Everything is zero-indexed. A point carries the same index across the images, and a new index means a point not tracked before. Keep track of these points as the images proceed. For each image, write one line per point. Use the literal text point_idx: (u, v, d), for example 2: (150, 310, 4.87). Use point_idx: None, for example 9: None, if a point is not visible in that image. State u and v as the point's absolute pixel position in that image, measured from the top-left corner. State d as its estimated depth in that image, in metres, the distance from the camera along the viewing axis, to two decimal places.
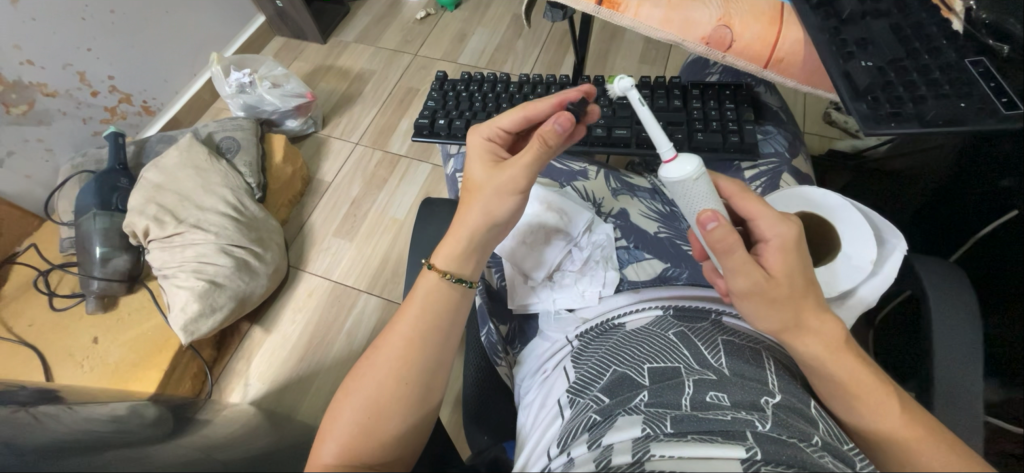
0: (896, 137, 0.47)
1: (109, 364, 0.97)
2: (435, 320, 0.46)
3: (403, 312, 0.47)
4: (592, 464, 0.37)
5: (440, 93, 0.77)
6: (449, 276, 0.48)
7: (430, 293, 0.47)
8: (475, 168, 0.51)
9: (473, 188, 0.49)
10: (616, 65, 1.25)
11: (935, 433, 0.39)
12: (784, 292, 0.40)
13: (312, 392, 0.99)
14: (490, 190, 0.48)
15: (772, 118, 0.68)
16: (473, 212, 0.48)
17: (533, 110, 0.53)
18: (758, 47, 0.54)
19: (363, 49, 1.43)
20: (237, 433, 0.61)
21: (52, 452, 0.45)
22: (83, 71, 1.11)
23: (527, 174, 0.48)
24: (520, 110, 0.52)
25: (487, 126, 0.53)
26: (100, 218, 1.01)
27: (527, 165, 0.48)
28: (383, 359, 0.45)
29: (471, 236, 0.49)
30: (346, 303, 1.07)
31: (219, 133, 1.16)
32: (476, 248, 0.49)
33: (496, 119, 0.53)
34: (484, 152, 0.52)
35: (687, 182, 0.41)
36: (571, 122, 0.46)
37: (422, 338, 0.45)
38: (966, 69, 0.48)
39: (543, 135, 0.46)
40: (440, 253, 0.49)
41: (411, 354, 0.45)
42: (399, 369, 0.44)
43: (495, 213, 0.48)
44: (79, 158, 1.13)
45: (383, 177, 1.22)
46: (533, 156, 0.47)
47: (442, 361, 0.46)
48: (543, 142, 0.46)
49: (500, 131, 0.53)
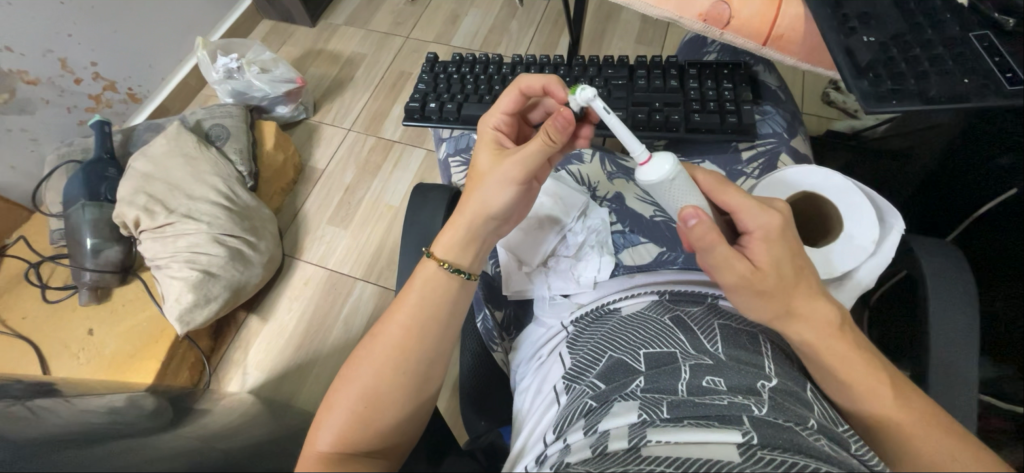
0: (897, 116, 0.46)
1: (105, 355, 0.96)
2: (432, 309, 0.46)
3: (398, 301, 0.47)
4: (589, 451, 0.37)
5: (431, 76, 0.75)
6: (447, 266, 0.47)
7: (425, 280, 0.47)
8: (480, 158, 0.50)
9: (476, 178, 0.49)
10: (612, 45, 1.22)
11: (927, 413, 0.39)
12: (770, 282, 0.39)
13: (311, 380, 0.99)
14: (492, 180, 0.47)
15: (771, 97, 0.66)
16: (472, 204, 0.48)
17: (526, 86, 0.51)
18: (757, 24, 0.53)
19: (353, 32, 1.39)
20: (235, 423, 0.61)
21: (47, 445, 0.45)
22: (65, 57, 1.08)
23: (527, 165, 0.47)
24: (514, 88, 0.52)
25: (492, 114, 0.53)
26: (89, 209, 1.00)
27: (528, 156, 0.46)
28: (378, 348, 0.44)
29: (470, 223, 0.48)
30: (342, 291, 1.07)
31: (208, 121, 1.14)
32: (473, 236, 0.48)
33: (497, 104, 0.52)
34: (490, 140, 0.52)
35: (665, 182, 0.41)
36: (570, 121, 0.44)
37: (418, 327, 0.45)
38: (971, 44, 0.46)
39: (547, 131, 0.45)
40: (439, 242, 0.48)
41: (406, 343, 0.44)
42: (395, 358, 0.44)
43: (490, 205, 0.47)
44: (64, 148, 1.10)
45: (376, 164, 1.20)
46: (535, 148, 0.46)
47: (441, 350, 0.46)
48: (547, 137, 0.45)
49: (504, 116, 0.53)
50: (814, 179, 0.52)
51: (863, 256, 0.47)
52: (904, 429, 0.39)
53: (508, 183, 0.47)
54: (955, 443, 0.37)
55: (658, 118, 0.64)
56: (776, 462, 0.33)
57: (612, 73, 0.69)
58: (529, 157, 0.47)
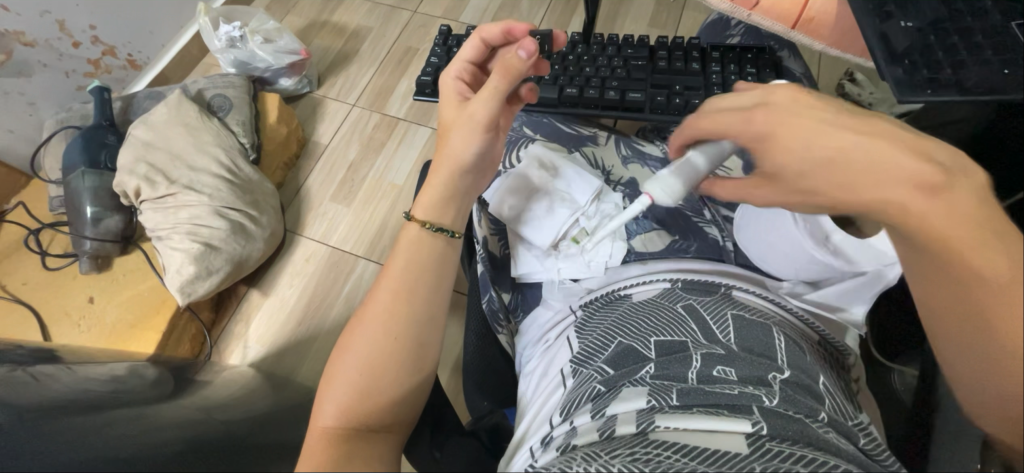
0: (930, 106, 0.44)
1: (107, 324, 0.96)
2: (418, 271, 0.45)
3: (386, 272, 0.46)
4: (596, 434, 0.37)
5: (443, 50, 0.72)
6: (430, 226, 0.48)
7: (411, 243, 0.47)
8: (445, 109, 0.52)
9: (443, 130, 0.51)
10: (626, 27, 1.19)
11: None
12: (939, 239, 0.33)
13: (311, 355, 1.00)
14: (457, 127, 0.49)
15: (794, 85, 0.65)
16: (440, 156, 0.49)
17: (487, 34, 0.52)
18: (787, 6, 0.52)
19: (360, 4, 1.35)
20: (237, 395, 0.61)
21: (51, 411, 0.45)
22: (63, 19, 1.05)
23: (487, 106, 0.48)
24: (475, 36, 0.53)
25: (454, 64, 0.53)
26: (89, 177, 0.98)
27: (487, 97, 0.48)
28: (371, 320, 0.44)
29: (438, 175, 0.49)
30: (344, 268, 1.06)
31: (210, 90, 1.11)
32: (446, 190, 0.49)
33: (460, 53, 0.53)
34: (453, 90, 0.52)
35: (675, 182, 0.45)
36: (534, 46, 0.47)
37: (408, 293, 0.44)
38: (1012, 33, 0.44)
39: (505, 66, 0.48)
40: (419, 205, 0.49)
41: (398, 310, 0.44)
42: (389, 331, 0.43)
43: (462, 155, 0.48)
44: (64, 113, 1.08)
45: (380, 140, 1.18)
46: (497, 86, 0.48)
47: (435, 316, 0.45)
48: (507, 71, 0.48)
49: (467, 65, 0.53)
50: None
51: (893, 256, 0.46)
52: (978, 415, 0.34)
53: (473, 126, 0.48)
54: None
55: (677, 102, 0.62)
56: (787, 454, 0.33)
57: (632, 53, 0.67)
58: (483, 97, 0.48)
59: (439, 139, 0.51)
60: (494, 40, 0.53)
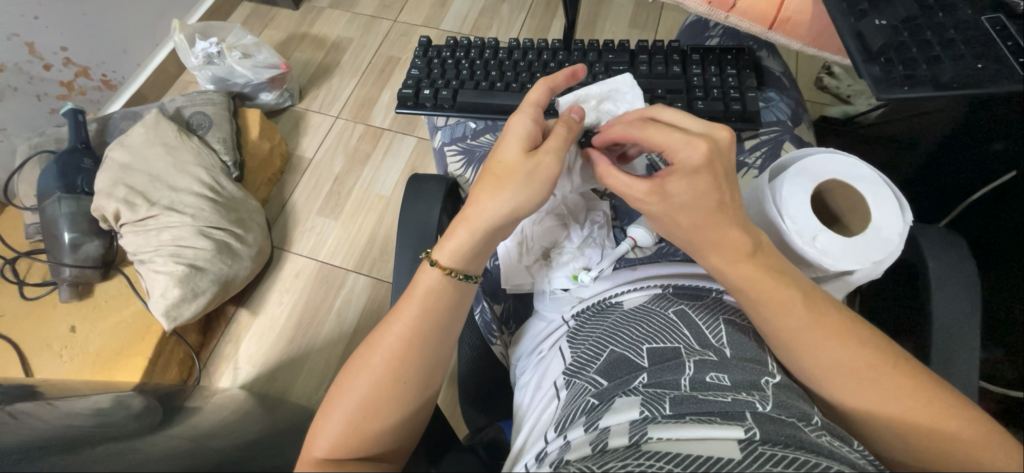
0: (907, 102, 0.45)
1: (90, 353, 0.93)
2: (428, 318, 0.44)
3: (398, 312, 0.45)
4: (588, 448, 0.37)
5: (424, 61, 0.72)
6: (455, 274, 0.45)
7: (432, 291, 0.45)
8: (507, 149, 0.46)
9: (504, 172, 0.45)
10: (606, 30, 1.19)
11: (942, 397, 0.38)
12: (790, 308, 0.41)
13: (305, 372, 0.98)
14: (523, 178, 0.44)
15: (774, 83, 0.65)
16: (484, 205, 0.44)
17: (554, 81, 0.49)
18: (764, 6, 0.52)
19: (338, 15, 1.34)
20: (229, 421, 0.59)
21: (33, 451, 0.43)
22: (32, 42, 1.02)
23: (559, 158, 0.45)
24: (544, 82, 0.49)
25: (527, 107, 0.47)
26: (66, 202, 0.95)
27: (561, 152, 0.45)
28: (372, 357, 0.43)
29: (484, 228, 0.45)
30: (334, 283, 1.05)
31: (188, 108, 1.09)
32: (482, 243, 0.45)
33: (529, 96, 0.47)
34: (525, 133, 0.46)
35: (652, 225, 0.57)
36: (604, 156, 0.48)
37: (420, 339, 0.43)
38: (983, 27, 0.46)
39: (570, 123, 0.47)
40: (443, 250, 0.45)
41: (404, 355, 0.43)
42: (395, 369, 0.42)
43: (520, 212, 0.45)
44: (36, 137, 1.05)
45: (366, 152, 1.17)
46: (563, 136, 0.46)
47: (443, 354, 0.45)
48: (569, 127, 0.47)
49: (535, 106, 0.47)
50: (845, 169, 0.48)
51: (891, 246, 0.45)
52: (871, 402, 0.39)
53: (545, 185, 0.44)
54: (944, 415, 0.37)
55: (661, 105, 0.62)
56: (777, 458, 0.33)
57: (613, 58, 0.67)
58: (560, 152, 0.45)
59: (492, 180, 0.45)
60: (558, 86, 0.50)
